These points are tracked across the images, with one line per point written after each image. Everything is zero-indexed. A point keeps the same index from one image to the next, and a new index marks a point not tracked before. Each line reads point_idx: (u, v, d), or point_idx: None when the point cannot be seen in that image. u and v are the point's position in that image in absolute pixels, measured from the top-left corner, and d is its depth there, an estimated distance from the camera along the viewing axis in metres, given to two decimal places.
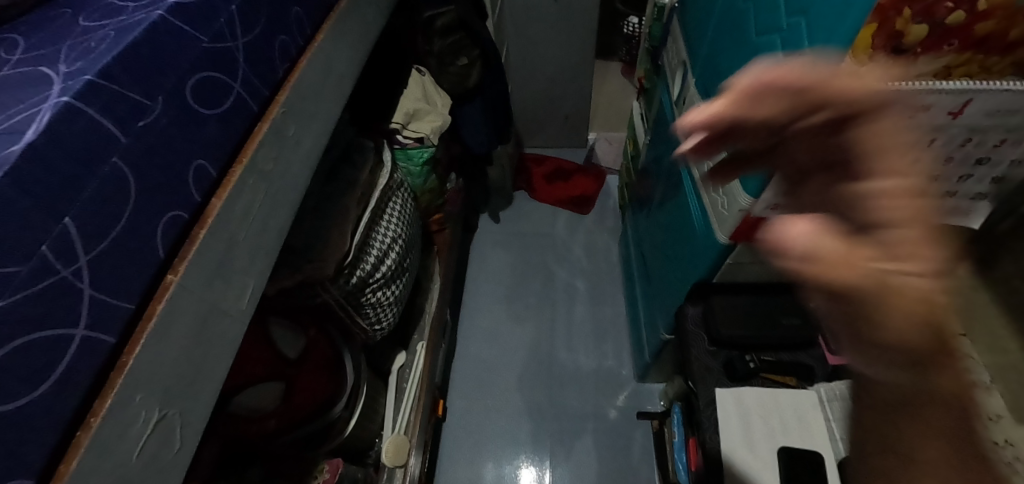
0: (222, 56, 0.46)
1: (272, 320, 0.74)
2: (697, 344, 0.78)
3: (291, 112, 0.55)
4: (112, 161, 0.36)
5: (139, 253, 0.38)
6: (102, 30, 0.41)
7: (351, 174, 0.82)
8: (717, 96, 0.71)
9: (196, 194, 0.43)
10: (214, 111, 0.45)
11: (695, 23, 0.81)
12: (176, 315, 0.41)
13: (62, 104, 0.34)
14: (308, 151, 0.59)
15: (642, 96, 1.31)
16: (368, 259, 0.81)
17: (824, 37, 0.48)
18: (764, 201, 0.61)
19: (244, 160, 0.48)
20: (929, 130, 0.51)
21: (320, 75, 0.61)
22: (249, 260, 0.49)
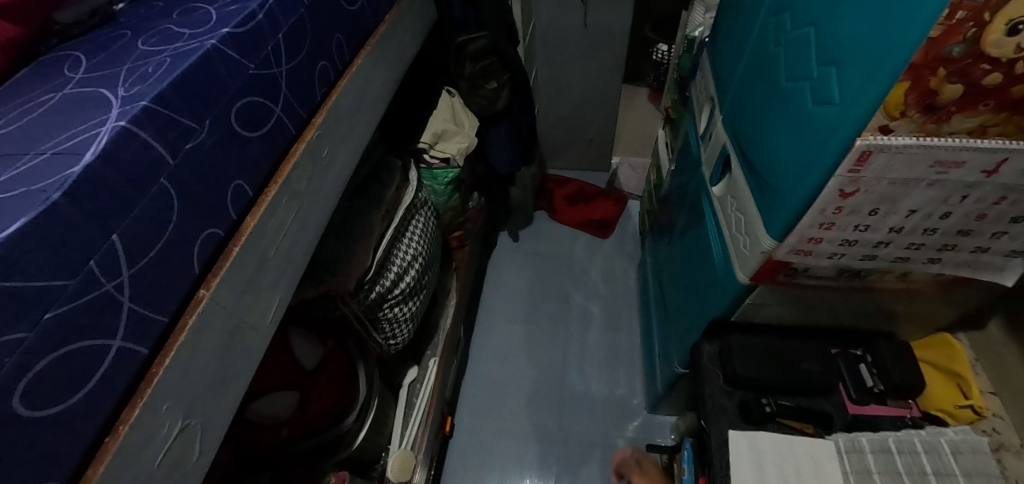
0: (266, 82, 0.48)
1: (292, 329, 0.75)
2: (711, 382, 0.77)
3: (327, 134, 0.57)
4: (159, 182, 0.38)
5: (176, 268, 0.40)
6: (159, 55, 0.43)
7: (378, 191, 0.85)
8: (744, 135, 0.71)
9: (232, 212, 0.45)
10: (256, 134, 0.47)
11: (724, 60, 0.82)
12: (206, 329, 0.42)
13: (120, 127, 0.35)
14: (340, 171, 0.61)
15: (668, 125, 1.31)
16: (388, 275, 0.82)
17: (855, 89, 0.47)
18: (786, 245, 0.61)
19: (280, 180, 0.50)
20: (961, 187, 0.51)
21: (356, 98, 0.63)
22: (277, 276, 0.51)
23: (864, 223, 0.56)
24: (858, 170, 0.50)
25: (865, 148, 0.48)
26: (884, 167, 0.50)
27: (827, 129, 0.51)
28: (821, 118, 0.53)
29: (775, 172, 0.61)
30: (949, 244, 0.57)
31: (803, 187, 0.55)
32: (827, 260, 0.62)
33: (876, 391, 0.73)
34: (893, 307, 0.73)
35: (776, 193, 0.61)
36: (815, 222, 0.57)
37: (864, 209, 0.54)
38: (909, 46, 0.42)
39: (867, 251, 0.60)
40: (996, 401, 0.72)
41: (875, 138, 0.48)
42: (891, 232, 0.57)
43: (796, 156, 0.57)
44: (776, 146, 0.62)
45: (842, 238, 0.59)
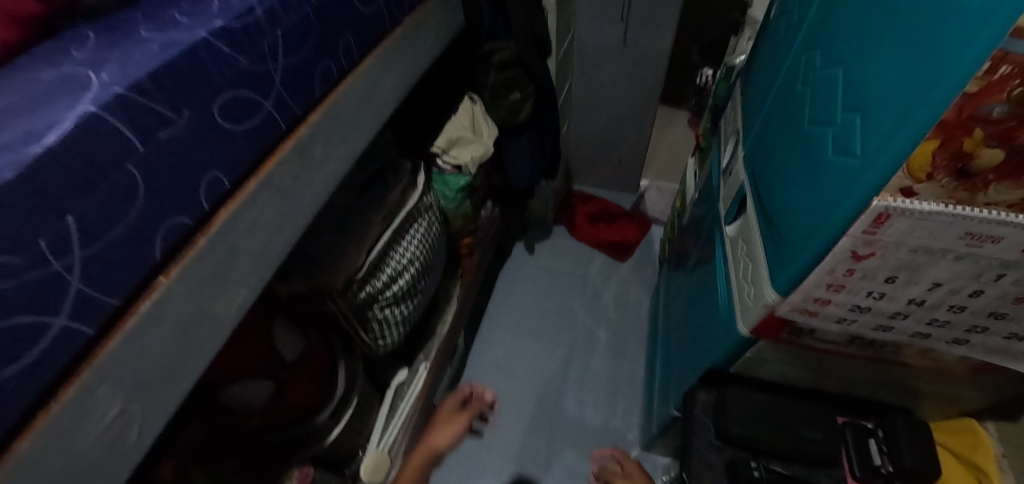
0: (258, 76, 0.48)
1: (278, 320, 0.76)
2: (701, 434, 0.73)
3: (321, 133, 0.56)
4: (126, 168, 0.38)
5: (137, 254, 0.40)
6: (150, 43, 0.43)
7: (381, 192, 0.85)
8: (762, 176, 0.66)
9: (205, 203, 0.45)
10: (242, 128, 0.47)
11: (754, 94, 0.77)
12: (160, 316, 0.42)
13: (88, 114, 0.35)
14: (332, 170, 0.60)
15: (697, 153, 1.25)
16: (380, 276, 0.81)
17: (877, 143, 0.43)
18: (790, 303, 0.56)
19: (261, 175, 0.50)
20: (997, 265, 0.44)
21: (359, 98, 0.63)
22: (248, 269, 0.50)
23: (879, 291, 0.51)
24: (874, 232, 0.45)
25: (883, 210, 0.43)
26: (905, 232, 0.44)
27: (843, 183, 0.46)
28: (837, 171, 0.48)
29: (786, 222, 0.57)
30: (979, 326, 0.51)
31: (813, 242, 0.50)
32: (835, 324, 0.57)
33: (882, 471, 0.66)
34: (911, 382, 0.67)
35: (784, 245, 0.56)
36: (822, 282, 0.52)
37: (879, 275, 0.49)
38: (936, 106, 0.37)
39: (881, 321, 0.55)
40: None
41: (894, 199, 0.43)
42: (910, 303, 0.51)
43: (808, 208, 0.52)
44: (790, 194, 0.57)
45: (852, 304, 0.54)
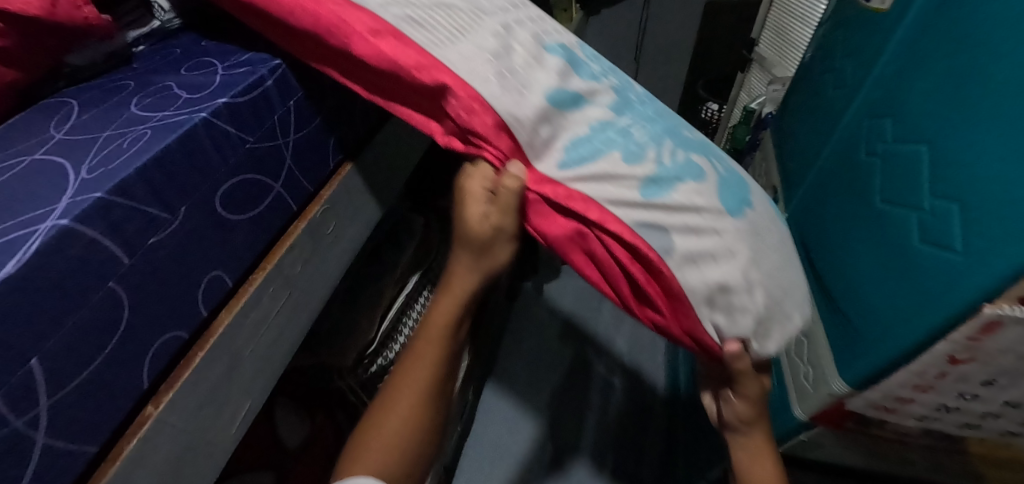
0: (267, 155, 0.41)
1: (280, 401, 0.68)
2: None
3: (335, 207, 0.50)
4: (107, 286, 0.31)
5: (117, 387, 0.33)
6: (141, 125, 0.36)
7: (394, 253, 0.78)
8: (819, 247, 0.60)
9: (203, 310, 0.38)
10: (246, 216, 0.40)
11: (794, 149, 0.72)
12: (148, 456, 0.35)
13: (59, 226, 0.28)
14: (346, 249, 0.53)
15: None
16: (394, 346, 0.72)
17: (993, 240, 0.36)
18: (864, 399, 0.50)
19: (269, 265, 0.43)
20: None
21: (374, 166, 0.56)
22: (253, 374, 0.43)
23: (973, 394, 0.45)
24: (979, 340, 0.39)
25: (996, 318, 0.37)
26: (1014, 343, 0.39)
27: (945, 280, 0.40)
28: (930, 265, 0.42)
29: (860, 307, 0.50)
30: None
31: (914, 330, 0.42)
32: (913, 421, 0.51)
33: None
34: None
35: (857, 332, 0.50)
36: (908, 382, 0.46)
37: (975, 379, 0.43)
38: None
39: (969, 420, 0.49)
40: None
41: (1010, 307, 0.36)
42: (1005, 406, 0.45)
43: (889, 299, 0.47)
44: (860, 277, 0.51)
45: (939, 404, 0.47)
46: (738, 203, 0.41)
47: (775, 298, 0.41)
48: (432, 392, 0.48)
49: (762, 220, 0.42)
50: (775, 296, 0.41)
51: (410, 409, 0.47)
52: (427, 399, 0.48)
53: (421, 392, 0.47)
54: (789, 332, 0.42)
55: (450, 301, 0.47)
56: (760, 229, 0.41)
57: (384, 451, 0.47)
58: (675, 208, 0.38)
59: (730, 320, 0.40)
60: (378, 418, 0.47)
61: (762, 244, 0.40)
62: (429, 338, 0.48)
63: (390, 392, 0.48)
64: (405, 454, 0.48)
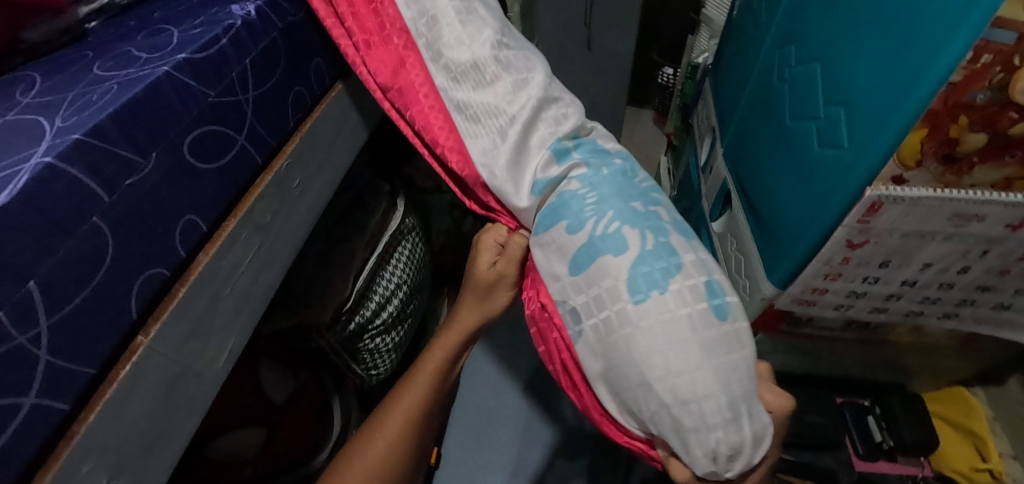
0: (228, 109, 0.45)
1: (263, 361, 0.73)
2: None
3: (299, 162, 0.53)
4: (91, 220, 0.34)
5: (109, 315, 0.36)
6: (106, 82, 0.39)
7: (364, 219, 0.82)
8: (744, 172, 0.67)
9: (181, 250, 0.42)
10: (212, 165, 0.44)
11: (725, 90, 0.78)
12: (142, 379, 0.38)
13: (44, 164, 0.32)
14: (313, 202, 0.57)
15: (671, 152, 1.28)
16: (370, 304, 0.76)
17: (867, 134, 0.43)
18: (789, 295, 0.57)
19: (239, 213, 0.46)
20: (982, 241, 0.47)
21: (335, 125, 0.59)
22: (235, 312, 0.47)
23: (874, 276, 0.52)
24: (867, 221, 0.46)
25: (876, 199, 0.44)
26: (895, 219, 0.46)
27: (834, 176, 0.47)
28: (825, 164, 0.48)
29: (779, 216, 0.57)
30: (968, 299, 0.55)
31: (819, 224, 0.49)
32: (832, 312, 0.58)
33: (884, 447, 0.76)
34: (906, 360, 0.74)
35: (780, 238, 0.57)
36: (821, 272, 0.53)
37: (873, 261, 0.50)
38: (913, 107, 0.38)
39: (876, 304, 0.57)
40: (1016, 465, 0.71)
41: (887, 188, 0.43)
42: (903, 285, 0.53)
43: (799, 203, 0.53)
44: (777, 190, 0.58)
45: (850, 290, 0.55)
46: (700, 292, 0.37)
47: (667, 412, 0.35)
48: (426, 407, 0.56)
49: (726, 332, 0.36)
50: (647, 385, 0.36)
51: (404, 416, 0.55)
52: (423, 413, 0.55)
53: (417, 406, 0.55)
54: (718, 447, 0.35)
55: (452, 336, 0.55)
56: (665, 306, 0.36)
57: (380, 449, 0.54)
58: (593, 280, 0.39)
59: (622, 409, 0.40)
60: (379, 421, 0.55)
61: (704, 338, 0.35)
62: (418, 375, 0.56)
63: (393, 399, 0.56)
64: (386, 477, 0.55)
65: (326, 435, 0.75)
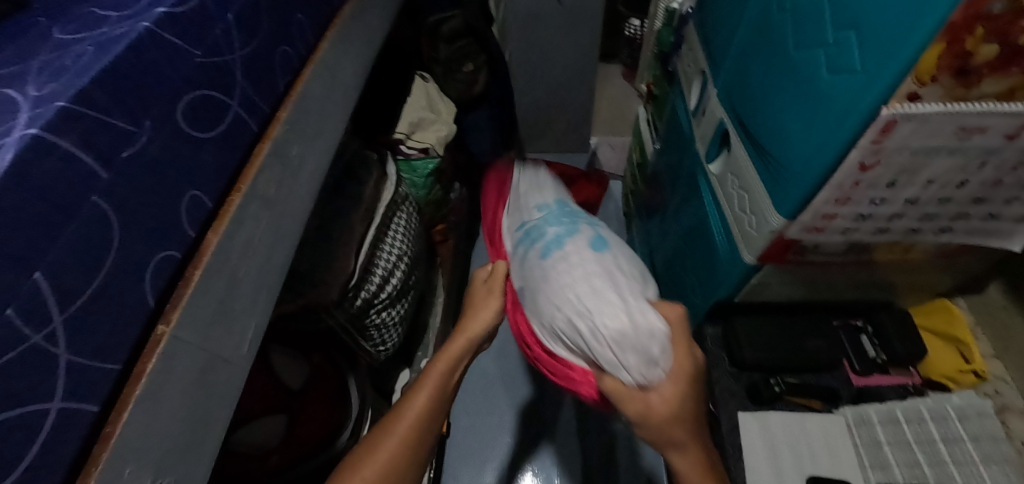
0: (217, 70, 0.41)
1: (273, 348, 0.71)
2: (719, 365, 0.82)
3: (295, 129, 0.50)
4: (91, 201, 0.30)
5: (127, 305, 0.33)
6: (80, 43, 0.35)
7: (356, 191, 0.78)
8: (746, 107, 0.67)
9: (189, 230, 0.38)
10: (209, 134, 0.40)
11: (715, 29, 0.78)
12: (170, 370, 0.36)
13: (29, 137, 0.27)
14: (313, 172, 0.54)
15: (651, 101, 1.28)
16: (373, 279, 0.77)
17: (882, 54, 0.43)
18: (799, 224, 0.59)
19: (243, 186, 0.43)
20: (981, 154, 0.49)
21: (323, 87, 0.56)
22: (253, 293, 0.45)
23: (879, 197, 0.55)
24: (881, 141, 0.47)
25: (891, 117, 0.44)
26: (907, 138, 0.47)
27: (848, 99, 0.47)
28: (837, 89, 0.49)
29: (785, 147, 0.58)
30: (962, 213, 0.57)
31: (830, 151, 0.50)
32: (839, 236, 0.62)
33: (878, 361, 0.80)
34: (893, 278, 0.77)
35: (786, 169, 0.58)
36: (831, 198, 0.55)
37: (881, 182, 0.52)
38: (935, 19, 0.38)
39: (879, 225, 0.60)
40: (998, 364, 0.76)
41: (902, 105, 0.44)
42: (905, 204, 0.56)
43: (808, 132, 0.54)
44: (783, 122, 0.58)
45: (856, 213, 0.57)
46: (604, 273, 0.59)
47: (596, 338, 0.55)
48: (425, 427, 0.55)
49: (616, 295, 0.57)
50: (593, 330, 0.55)
51: (404, 436, 0.53)
52: (426, 437, 0.54)
53: (416, 425, 0.54)
54: (637, 365, 0.52)
55: (441, 366, 0.59)
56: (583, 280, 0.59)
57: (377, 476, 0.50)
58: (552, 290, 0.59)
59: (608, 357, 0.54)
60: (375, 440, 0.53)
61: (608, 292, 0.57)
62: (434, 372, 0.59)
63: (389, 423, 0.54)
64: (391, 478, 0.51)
65: (345, 415, 0.74)
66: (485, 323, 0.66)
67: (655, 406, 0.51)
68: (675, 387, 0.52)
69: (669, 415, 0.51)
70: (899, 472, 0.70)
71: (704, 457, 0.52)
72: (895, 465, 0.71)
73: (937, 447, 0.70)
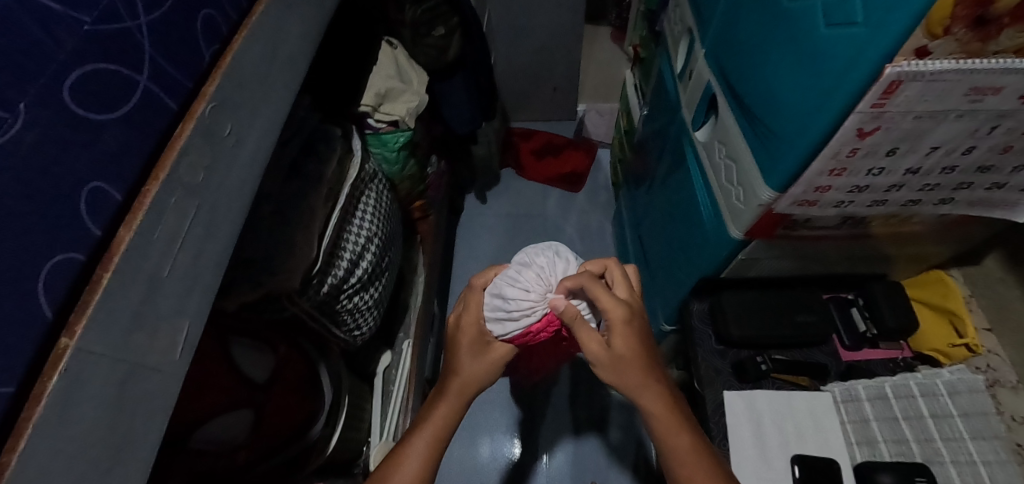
0: (116, 39, 0.35)
1: (234, 340, 0.65)
2: (704, 343, 0.79)
3: (224, 105, 0.45)
4: None
5: (16, 319, 0.29)
6: None
7: (316, 169, 0.73)
8: (734, 69, 0.62)
9: (95, 228, 0.34)
10: (111, 115, 0.35)
11: None
12: (82, 387, 0.31)
13: None
14: (250, 154, 0.49)
15: (638, 65, 1.21)
16: (341, 263, 0.73)
17: (886, 2, 0.38)
18: (789, 197, 0.55)
19: (161, 174, 0.38)
20: (994, 117, 0.44)
21: (256, 57, 0.50)
22: (182, 292, 0.40)
23: (879, 166, 0.50)
24: (883, 104, 0.43)
25: (896, 77, 0.40)
26: (911, 100, 0.42)
27: (845, 58, 0.42)
28: (834, 46, 0.44)
29: (775, 114, 0.53)
30: (966, 182, 0.53)
31: (824, 116, 0.46)
32: (832, 210, 0.57)
33: (869, 335, 0.76)
34: (887, 250, 0.74)
35: (775, 138, 0.53)
36: (825, 169, 0.50)
37: (881, 150, 0.48)
38: None
39: (877, 197, 0.56)
40: (990, 337, 0.73)
41: (908, 63, 0.39)
42: (906, 174, 0.52)
43: (798, 97, 0.49)
44: (771, 86, 0.53)
45: (852, 185, 0.53)
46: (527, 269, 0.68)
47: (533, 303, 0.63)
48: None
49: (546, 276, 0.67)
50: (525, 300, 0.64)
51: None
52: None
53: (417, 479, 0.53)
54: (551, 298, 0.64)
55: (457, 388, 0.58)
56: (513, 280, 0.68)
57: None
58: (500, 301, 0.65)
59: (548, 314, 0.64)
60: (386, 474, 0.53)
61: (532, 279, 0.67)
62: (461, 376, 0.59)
63: (392, 461, 0.54)
64: None
65: (318, 405, 0.73)
66: (488, 374, 0.59)
67: (601, 352, 0.55)
68: (623, 328, 0.55)
69: (625, 357, 0.55)
70: (885, 449, 0.68)
71: (654, 385, 0.55)
72: (882, 442, 0.69)
73: (925, 422, 0.68)
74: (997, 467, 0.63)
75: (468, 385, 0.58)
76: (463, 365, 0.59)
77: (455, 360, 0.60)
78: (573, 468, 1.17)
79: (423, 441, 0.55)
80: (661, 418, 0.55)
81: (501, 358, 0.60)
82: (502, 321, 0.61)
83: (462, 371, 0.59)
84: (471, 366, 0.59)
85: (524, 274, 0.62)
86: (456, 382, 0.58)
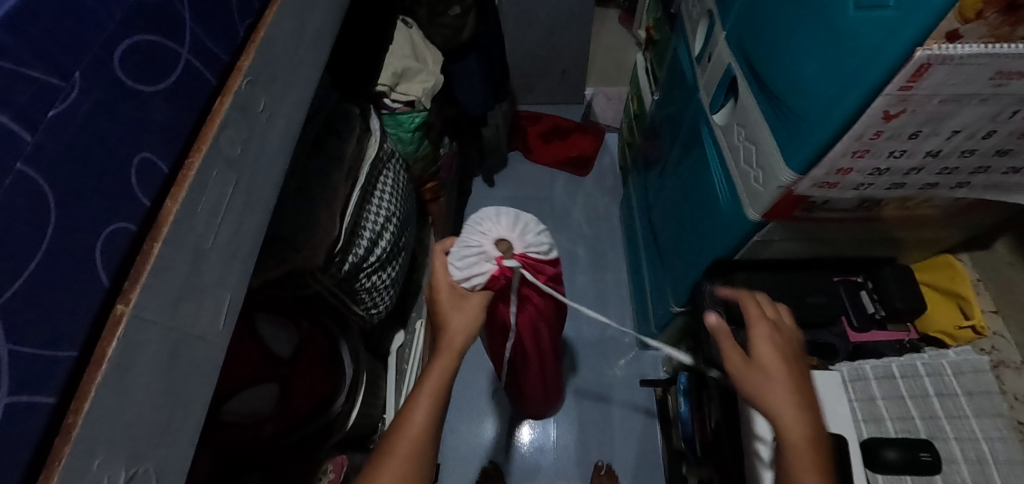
0: (159, 11, 0.35)
1: (259, 315, 0.67)
2: (716, 322, 0.80)
3: (259, 80, 0.45)
4: (16, 167, 0.26)
5: (77, 286, 0.30)
6: None
7: (337, 146, 0.73)
8: (757, 51, 0.62)
9: (143, 198, 0.34)
10: (157, 88, 0.35)
11: None
12: (137, 353, 0.32)
13: None
14: (281, 131, 0.49)
15: (650, 48, 1.21)
16: (361, 241, 0.74)
17: None
18: (810, 179, 0.56)
19: (203, 147, 0.38)
20: (1017, 101, 0.45)
21: (285, 32, 0.50)
22: (223, 265, 0.41)
23: (901, 149, 0.51)
24: (910, 87, 0.43)
25: (926, 60, 0.40)
26: (939, 82, 0.43)
27: (874, 41, 0.43)
28: (863, 28, 0.44)
29: (799, 96, 0.53)
30: (984, 166, 0.54)
31: (850, 99, 0.46)
32: (852, 192, 0.58)
33: (876, 317, 0.78)
34: (898, 234, 0.75)
35: (799, 120, 0.54)
36: (849, 150, 0.51)
37: (904, 132, 0.49)
38: None
39: (895, 180, 0.57)
40: (997, 319, 0.75)
41: (939, 46, 0.40)
42: (926, 157, 0.53)
43: (825, 79, 0.49)
44: (797, 69, 0.54)
45: (872, 167, 0.54)
46: None
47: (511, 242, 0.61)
48: (426, 451, 0.51)
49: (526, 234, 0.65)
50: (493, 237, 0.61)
51: (403, 453, 0.50)
52: (428, 456, 0.52)
53: (418, 445, 0.51)
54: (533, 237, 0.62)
55: (446, 354, 0.56)
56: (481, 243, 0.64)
57: (401, 470, 0.49)
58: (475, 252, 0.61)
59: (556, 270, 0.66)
60: (387, 444, 0.51)
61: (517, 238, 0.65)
62: (452, 336, 0.57)
63: (393, 431, 0.52)
64: (421, 462, 0.51)
65: (339, 379, 0.74)
66: (473, 323, 0.59)
67: None
68: None
69: None
70: (890, 426, 0.71)
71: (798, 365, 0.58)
72: (888, 419, 0.71)
73: (930, 401, 0.70)
74: (999, 443, 0.65)
75: (455, 336, 0.57)
76: (451, 318, 0.58)
77: (440, 312, 0.59)
78: (579, 446, 1.20)
79: (422, 409, 0.52)
80: (795, 434, 0.51)
81: (478, 305, 0.60)
82: (468, 275, 0.58)
83: (450, 325, 0.58)
84: (455, 318, 0.58)
85: (486, 221, 0.60)
86: (446, 339, 0.57)
